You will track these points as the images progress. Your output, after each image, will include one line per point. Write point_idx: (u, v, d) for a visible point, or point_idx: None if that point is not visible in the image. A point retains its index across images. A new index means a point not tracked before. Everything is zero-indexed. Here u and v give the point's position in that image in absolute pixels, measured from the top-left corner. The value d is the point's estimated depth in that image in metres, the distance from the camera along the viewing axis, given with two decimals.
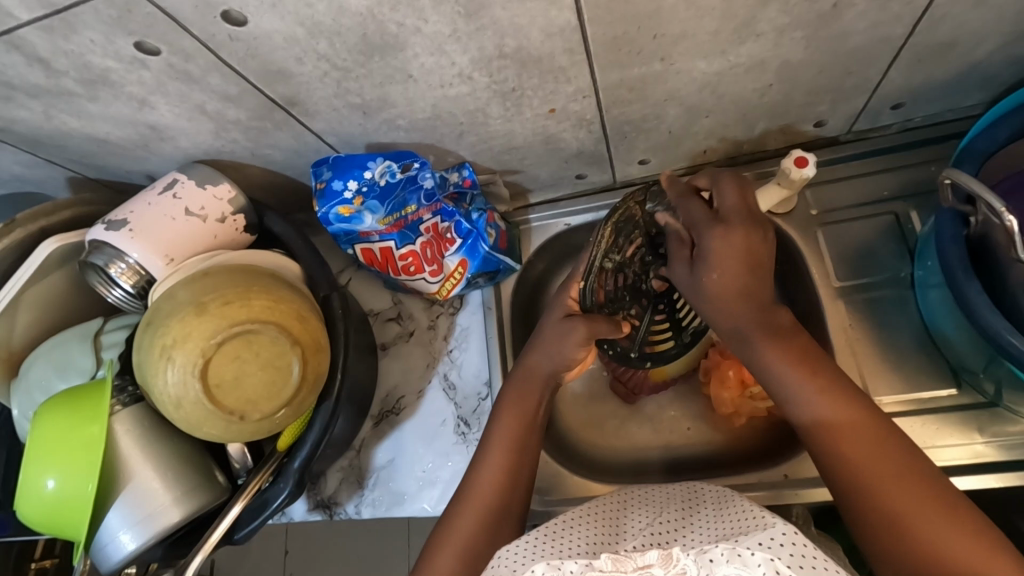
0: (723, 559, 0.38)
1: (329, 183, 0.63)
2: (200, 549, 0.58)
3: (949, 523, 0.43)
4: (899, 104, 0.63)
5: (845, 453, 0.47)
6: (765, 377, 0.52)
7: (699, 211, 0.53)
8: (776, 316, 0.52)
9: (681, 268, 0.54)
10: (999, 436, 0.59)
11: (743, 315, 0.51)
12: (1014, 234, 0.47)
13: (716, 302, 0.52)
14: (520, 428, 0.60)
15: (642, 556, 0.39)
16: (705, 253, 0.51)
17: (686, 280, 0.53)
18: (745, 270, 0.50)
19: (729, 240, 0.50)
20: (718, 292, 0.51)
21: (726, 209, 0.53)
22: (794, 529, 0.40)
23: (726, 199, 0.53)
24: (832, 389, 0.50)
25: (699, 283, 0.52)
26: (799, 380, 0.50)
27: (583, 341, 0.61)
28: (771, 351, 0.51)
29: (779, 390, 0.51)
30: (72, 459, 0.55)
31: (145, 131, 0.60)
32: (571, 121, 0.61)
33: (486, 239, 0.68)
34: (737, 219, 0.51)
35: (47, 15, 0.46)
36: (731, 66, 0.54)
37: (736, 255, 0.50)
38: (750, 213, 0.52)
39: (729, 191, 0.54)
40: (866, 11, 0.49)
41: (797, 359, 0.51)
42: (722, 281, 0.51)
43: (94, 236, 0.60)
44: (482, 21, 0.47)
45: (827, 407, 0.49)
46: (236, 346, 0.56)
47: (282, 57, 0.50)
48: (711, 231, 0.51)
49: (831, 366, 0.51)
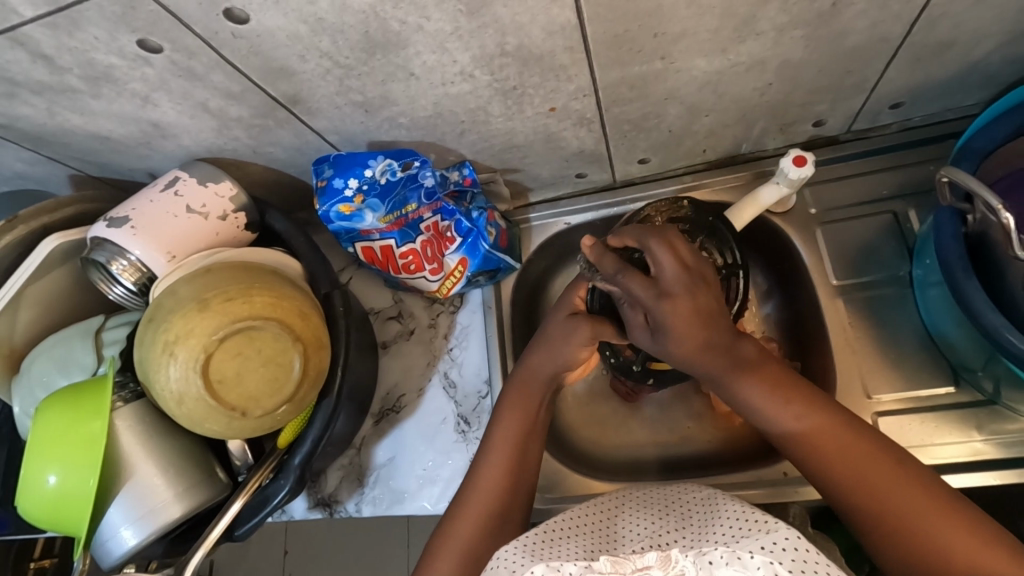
0: (722, 561, 0.38)
1: (330, 181, 0.63)
2: (201, 545, 0.58)
3: (945, 517, 0.43)
4: (898, 104, 0.63)
5: (830, 459, 0.48)
6: (741, 406, 0.52)
7: (639, 288, 0.48)
8: (741, 350, 0.50)
9: (643, 336, 0.51)
10: (999, 434, 0.59)
11: (711, 363, 0.49)
12: (1011, 231, 0.47)
13: (684, 361, 0.49)
14: (525, 427, 0.60)
15: (641, 558, 0.40)
16: (661, 327, 0.47)
17: (650, 346, 0.50)
18: (701, 328, 0.47)
19: (677, 311, 0.46)
20: (684, 353, 0.48)
21: (663, 277, 0.47)
22: (797, 534, 0.40)
23: (660, 264, 0.47)
24: (803, 404, 0.50)
25: (664, 348, 0.49)
26: (776, 405, 0.50)
27: (586, 344, 0.60)
28: (746, 383, 0.50)
29: (757, 418, 0.51)
30: (74, 455, 0.56)
31: (147, 128, 0.60)
32: (572, 119, 0.61)
33: (486, 238, 0.69)
34: (679, 287, 0.47)
35: (52, 12, 0.46)
36: (732, 65, 0.54)
37: (689, 319, 0.47)
38: (689, 272, 0.47)
39: (661, 252, 0.47)
40: (866, 10, 0.49)
41: (771, 384, 0.50)
42: (685, 348, 0.48)
43: (96, 233, 0.60)
44: (485, 19, 0.47)
45: (804, 420, 0.49)
46: (237, 342, 0.56)
47: (285, 54, 0.50)
48: (659, 308, 0.47)
49: (800, 381, 0.51)
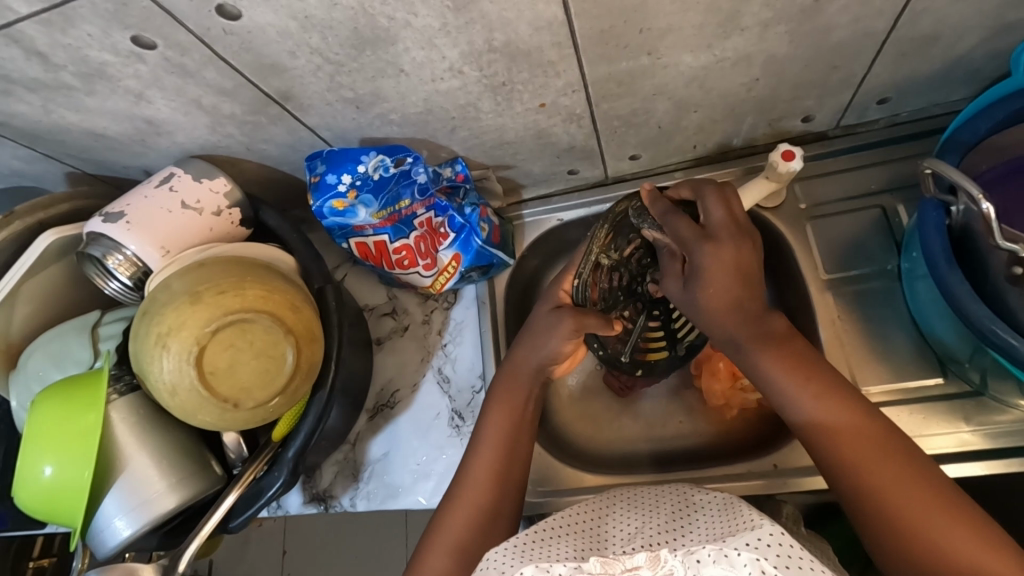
0: (710, 559, 0.39)
1: (323, 177, 0.64)
2: (194, 537, 0.59)
3: (956, 524, 0.43)
4: (885, 99, 0.64)
5: (841, 449, 0.48)
6: (759, 378, 0.53)
7: (686, 228, 0.54)
8: (768, 321, 0.53)
9: (676, 284, 0.56)
10: (986, 425, 0.59)
11: (737, 325, 0.52)
12: (992, 221, 0.48)
13: (710, 317, 0.53)
14: (517, 421, 0.60)
15: (629, 558, 0.41)
16: (697, 270, 0.52)
17: (680, 295, 0.55)
18: (738, 283, 0.52)
19: (719, 257, 0.52)
20: (712, 306, 0.53)
21: (714, 226, 0.54)
22: (781, 529, 0.41)
23: (712, 216, 0.55)
24: (824, 389, 0.50)
25: (693, 299, 0.54)
26: (796, 383, 0.51)
27: (571, 334, 0.61)
28: (766, 354, 0.52)
29: (775, 396, 0.52)
30: (69, 446, 0.56)
31: (142, 125, 0.61)
32: (562, 114, 0.62)
33: (479, 233, 0.69)
34: (726, 236, 0.53)
35: (47, 9, 0.47)
36: (718, 60, 0.55)
37: (727, 270, 0.52)
38: (735, 224, 0.54)
39: (715, 204, 0.55)
40: (848, 5, 0.50)
41: (792, 362, 0.51)
42: (715, 298, 0.52)
43: (91, 228, 0.61)
44: (472, 15, 0.48)
45: (823, 404, 0.50)
46: (230, 334, 0.57)
47: (275, 51, 0.51)
48: (702, 249, 0.52)
49: (822, 363, 0.52)
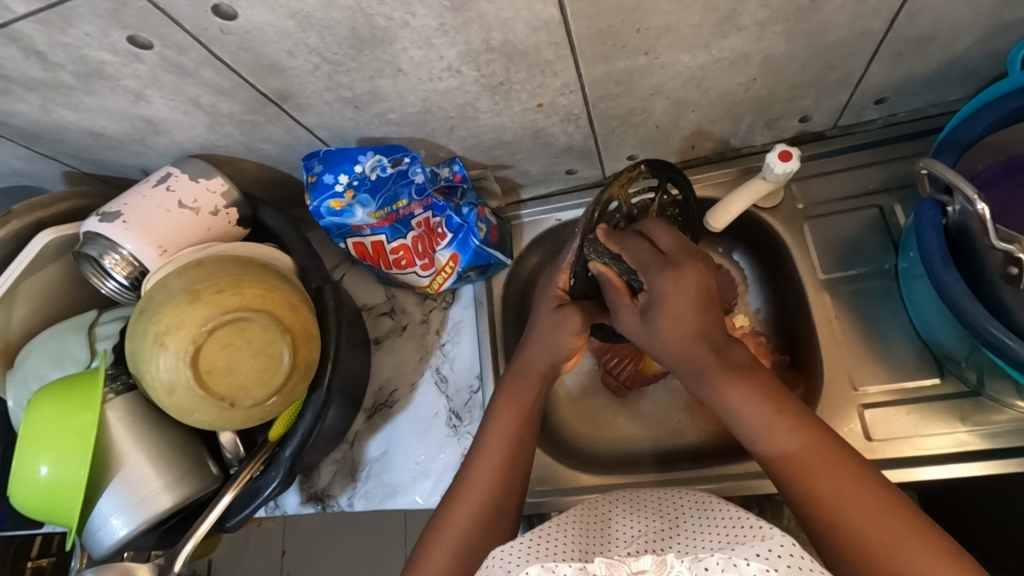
0: (718, 568, 0.39)
1: (321, 176, 0.63)
2: (190, 537, 0.59)
3: (924, 550, 0.42)
4: (882, 99, 0.64)
5: (812, 484, 0.47)
6: (723, 411, 0.52)
7: (646, 254, 0.53)
8: (733, 353, 0.52)
9: (633, 317, 0.55)
10: (983, 425, 0.59)
11: (703, 356, 0.52)
12: (987, 220, 0.48)
13: (675, 347, 0.52)
14: (518, 422, 0.60)
15: (636, 560, 0.41)
16: (657, 299, 0.52)
17: (641, 328, 0.54)
18: (699, 312, 0.51)
19: (679, 285, 0.51)
20: (674, 335, 0.52)
21: (669, 252, 0.53)
22: (791, 540, 0.41)
23: (664, 243, 0.54)
24: (799, 423, 0.50)
25: (654, 330, 0.53)
26: (767, 419, 0.50)
27: (578, 329, 0.62)
28: (732, 386, 0.51)
29: (744, 429, 0.51)
30: (67, 446, 0.56)
31: (141, 125, 0.61)
32: (560, 114, 0.62)
33: (476, 233, 0.70)
34: (685, 261, 0.52)
35: (45, 8, 0.47)
36: (715, 60, 0.55)
37: (689, 298, 0.51)
38: (690, 252, 0.53)
39: (665, 234, 0.55)
40: (844, 5, 0.50)
41: (764, 397, 0.51)
42: (677, 328, 0.52)
43: (89, 227, 0.61)
44: (469, 14, 0.48)
45: (795, 439, 0.49)
46: (228, 333, 0.57)
47: (274, 50, 0.51)
48: (662, 276, 0.51)
49: (794, 399, 0.51)
